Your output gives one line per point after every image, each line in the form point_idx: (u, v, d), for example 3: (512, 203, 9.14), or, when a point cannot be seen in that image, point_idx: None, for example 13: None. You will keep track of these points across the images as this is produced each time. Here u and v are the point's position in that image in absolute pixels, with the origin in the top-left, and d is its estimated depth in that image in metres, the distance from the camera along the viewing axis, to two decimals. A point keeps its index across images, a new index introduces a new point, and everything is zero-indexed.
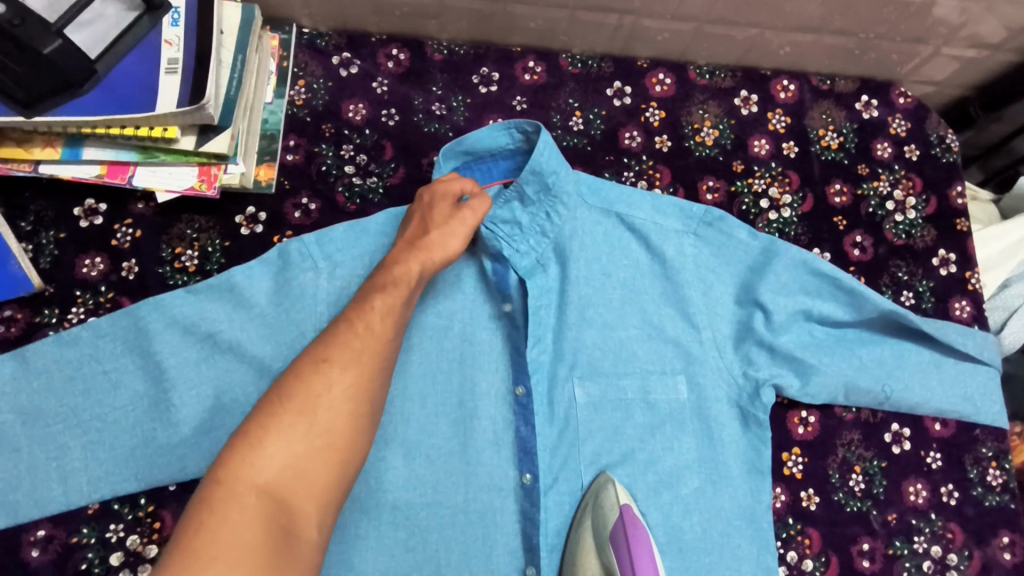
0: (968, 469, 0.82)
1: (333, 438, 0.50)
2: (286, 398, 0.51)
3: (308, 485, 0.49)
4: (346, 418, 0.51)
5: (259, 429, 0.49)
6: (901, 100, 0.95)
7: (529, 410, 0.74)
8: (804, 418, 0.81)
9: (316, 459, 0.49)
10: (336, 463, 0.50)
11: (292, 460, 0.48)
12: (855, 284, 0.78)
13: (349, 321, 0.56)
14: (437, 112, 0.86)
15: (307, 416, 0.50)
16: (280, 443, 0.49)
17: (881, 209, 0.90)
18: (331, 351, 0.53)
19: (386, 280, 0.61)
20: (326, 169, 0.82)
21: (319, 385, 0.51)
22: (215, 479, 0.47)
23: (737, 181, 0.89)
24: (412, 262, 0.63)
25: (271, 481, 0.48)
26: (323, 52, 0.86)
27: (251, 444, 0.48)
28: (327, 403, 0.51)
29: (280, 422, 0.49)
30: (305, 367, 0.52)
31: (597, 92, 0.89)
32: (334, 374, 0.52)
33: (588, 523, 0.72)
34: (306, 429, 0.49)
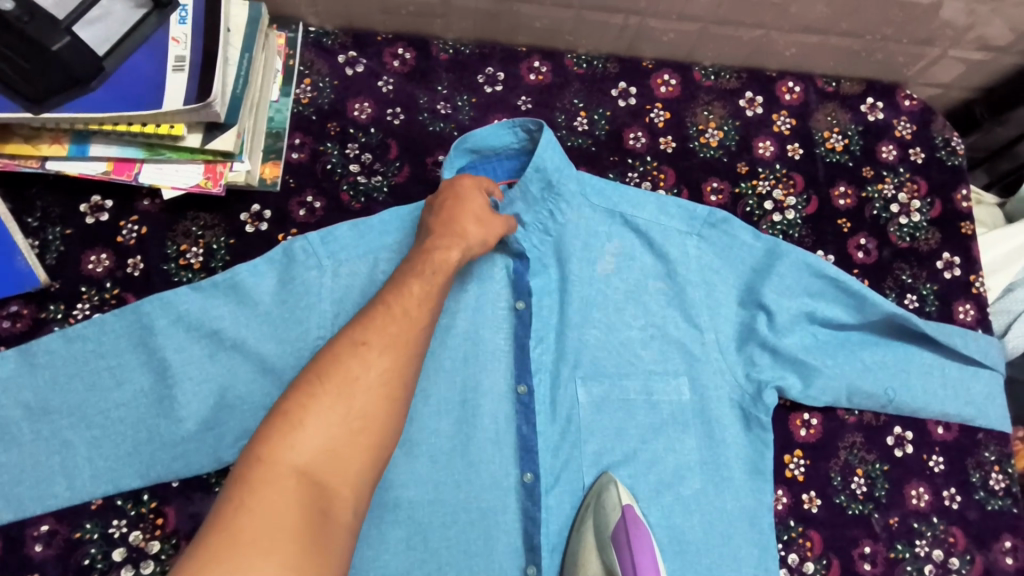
0: (971, 473, 0.82)
1: (370, 422, 0.51)
2: (324, 378, 0.51)
3: (344, 467, 0.49)
4: (381, 402, 0.52)
5: (298, 409, 0.50)
6: (907, 102, 0.95)
7: (531, 409, 0.75)
8: (806, 421, 0.81)
9: (353, 442, 0.50)
10: (371, 446, 0.51)
11: (329, 442, 0.49)
12: (860, 286, 0.78)
13: (384, 305, 0.57)
14: (442, 111, 0.86)
15: (344, 399, 0.50)
16: (318, 424, 0.49)
17: (886, 212, 0.90)
18: (368, 334, 0.54)
19: (422, 266, 0.62)
20: (331, 168, 0.82)
21: (356, 368, 0.52)
22: (253, 458, 0.48)
23: (741, 183, 0.89)
24: (452, 250, 0.64)
25: (309, 462, 0.48)
26: (329, 51, 0.86)
27: (289, 424, 0.49)
28: (363, 386, 0.51)
29: (318, 403, 0.50)
30: (342, 350, 0.53)
31: (602, 93, 0.89)
32: (370, 357, 0.53)
33: (590, 523, 0.73)
34: (342, 412, 0.50)
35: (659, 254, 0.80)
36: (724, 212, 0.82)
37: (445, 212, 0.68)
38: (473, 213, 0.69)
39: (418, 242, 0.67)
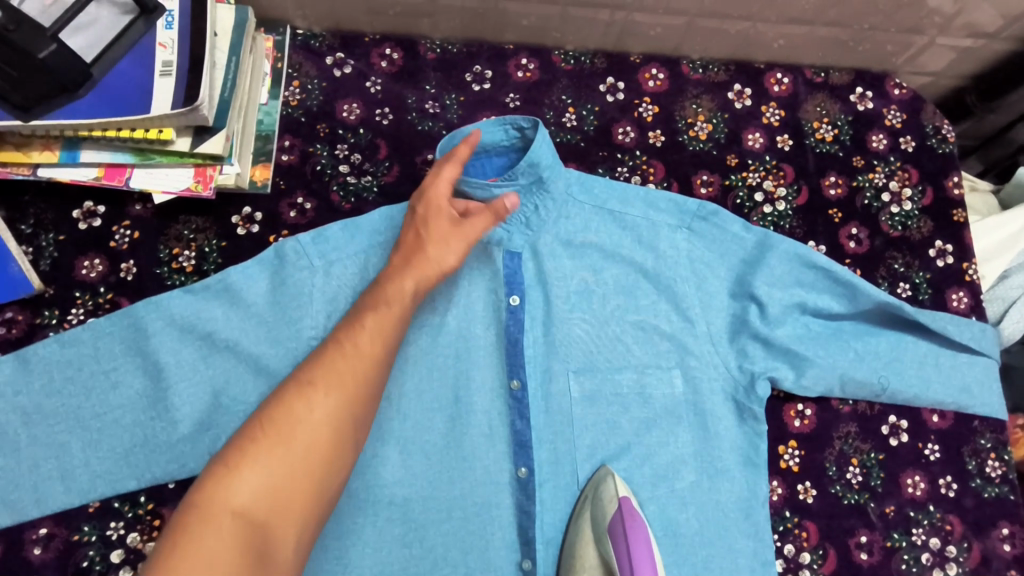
0: (967, 461, 0.82)
1: (313, 465, 0.49)
2: (268, 420, 0.50)
3: (285, 511, 0.48)
4: (326, 442, 0.50)
5: (239, 452, 0.48)
6: (897, 91, 0.94)
7: (524, 404, 0.75)
8: (800, 411, 0.81)
9: (296, 484, 0.48)
10: (315, 487, 0.49)
11: (268, 484, 0.47)
12: (851, 276, 0.78)
13: (336, 342, 0.55)
14: (430, 111, 0.86)
15: (286, 442, 0.49)
16: (257, 468, 0.47)
17: (877, 201, 0.90)
18: (316, 374, 0.52)
19: (378, 300, 0.59)
20: (320, 169, 0.83)
21: (301, 407, 0.50)
22: (193, 501, 0.47)
23: (731, 175, 0.89)
24: (406, 280, 0.61)
25: (247, 506, 0.46)
26: (317, 52, 0.86)
27: (230, 467, 0.48)
28: (310, 426, 0.50)
29: (260, 446, 0.48)
30: (290, 389, 0.51)
31: (590, 88, 0.90)
32: (317, 397, 0.51)
33: (587, 515, 0.73)
34: (283, 455, 0.48)
35: (649, 250, 0.80)
36: (713, 205, 0.82)
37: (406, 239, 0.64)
38: (434, 238, 0.64)
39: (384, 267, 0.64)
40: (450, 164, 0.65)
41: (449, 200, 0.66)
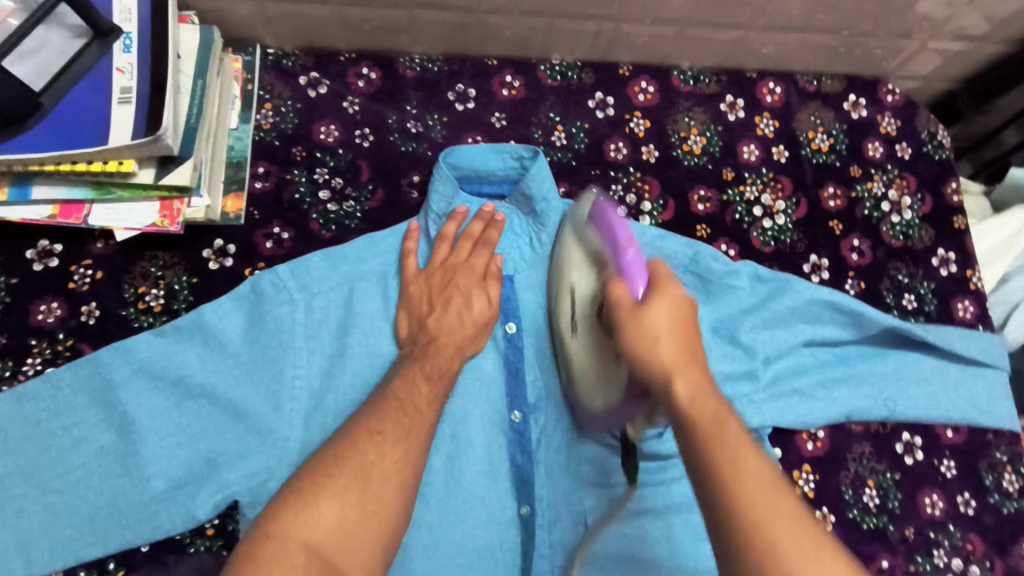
0: (983, 476, 0.79)
1: (382, 504, 0.59)
2: (341, 460, 0.59)
3: (356, 546, 0.56)
4: (392, 485, 0.60)
5: (314, 489, 0.57)
6: (890, 97, 0.92)
7: (525, 437, 0.71)
8: (813, 433, 0.78)
9: (365, 522, 0.57)
10: (379, 526, 0.58)
11: (341, 520, 0.56)
12: (861, 307, 0.75)
13: (396, 401, 0.64)
14: (412, 131, 0.81)
15: (359, 481, 0.59)
16: (333, 503, 0.57)
17: (877, 211, 0.87)
18: (383, 425, 0.62)
19: (429, 366, 0.67)
20: (299, 198, 0.77)
21: (371, 454, 0.60)
22: (270, 532, 0.55)
23: (728, 190, 0.85)
24: (451, 356, 0.69)
25: (320, 536, 0.55)
26: (290, 72, 0.82)
27: (305, 501, 0.57)
28: (378, 469, 0.60)
29: (335, 484, 0.58)
30: (359, 436, 0.61)
31: (579, 105, 0.85)
32: (385, 446, 0.61)
33: (569, 232, 0.70)
34: (356, 493, 0.58)
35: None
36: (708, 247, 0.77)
37: (420, 309, 0.71)
38: (447, 318, 0.70)
39: (417, 335, 0.70)
40: (483, 248, 0.73)
41: (462, 270, 0.72)
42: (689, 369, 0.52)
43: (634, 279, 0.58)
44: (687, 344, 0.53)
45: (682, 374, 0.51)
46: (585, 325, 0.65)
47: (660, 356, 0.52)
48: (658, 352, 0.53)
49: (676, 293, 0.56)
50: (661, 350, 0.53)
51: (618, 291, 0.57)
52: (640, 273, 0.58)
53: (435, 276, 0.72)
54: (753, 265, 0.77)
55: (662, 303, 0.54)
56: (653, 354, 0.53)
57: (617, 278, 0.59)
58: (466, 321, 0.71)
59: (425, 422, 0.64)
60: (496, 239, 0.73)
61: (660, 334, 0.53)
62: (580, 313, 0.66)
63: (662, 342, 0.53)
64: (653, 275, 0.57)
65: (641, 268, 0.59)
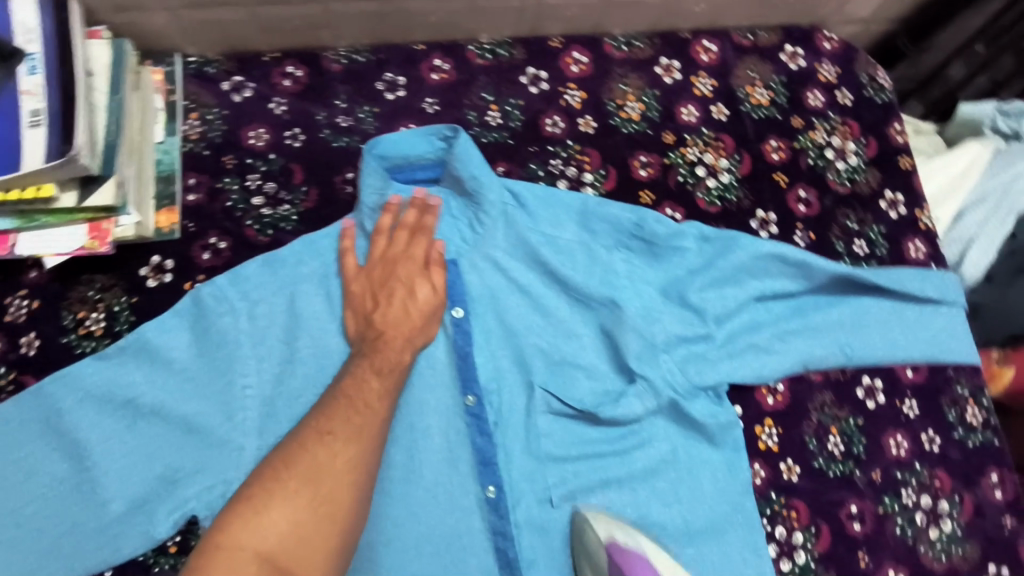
0: (947, 411, 0.79)
1: (334, 504, 0.60)
2: (290, 465, 0.60)
3: (309, 548, 0.58)
4: (343, 488, 0.61)
5: (264, 496, 0.59)
6: (828, 44, 0.91)
7: (482, 420, 0.70)
8: (772, 388, 0.78)
9: (318, 524, 0.59)
10: (332, 527, 0.59)
11: (293, 525, 0.58)
12: (804, 256, 0.76)
13: (346, 398, 0.64)
14: (343, 125, 0.80)
15: (308, 485, 0.60)
16: (283, 509, 0.58)
17: (821, 159, 0.86)
18: (333, 426, 0.62)
19: (381, 362, 0.67)
20: (231, 205, 0.76)
21: (322, 456, 0.61)
22: (221, 541, 0.56)
23: (669, 153, 0.84)
24: (402, 349, 0.69)
25: (272, 544, 0.57)
26: (212, 79, 0.80)
27: (256, 508, 0.58)
28: (329, 472, 0.60)
29: (285, 490, 0.59)
30: (309, 438, 0.62)
31: (511, 82, 0.84)
32: (336, 446, 0.61)
33: (590, 572, 0.68)
34: (306, 497, 0.59)
35: (589, 277, 0.74)
36: (649, 211, 0.76)
37: (364, 305, 0.70)
38: (393, 312, 0.70)
39: (364, 333, 0.69)
40: (420, 236, 0.72)
41: (402, 260, 0.72)
42: None
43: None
44: None
45: None
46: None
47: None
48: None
49: None
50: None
51: None
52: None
53: (376, 270, 0.71)
54: (698, 225, 0.77)
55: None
56: None
57: None
58: (413, 312, 0.70)
59: (379, 418, 0.64)
60: (432, 225, 0.73)
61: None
62: None
63: None
64: None
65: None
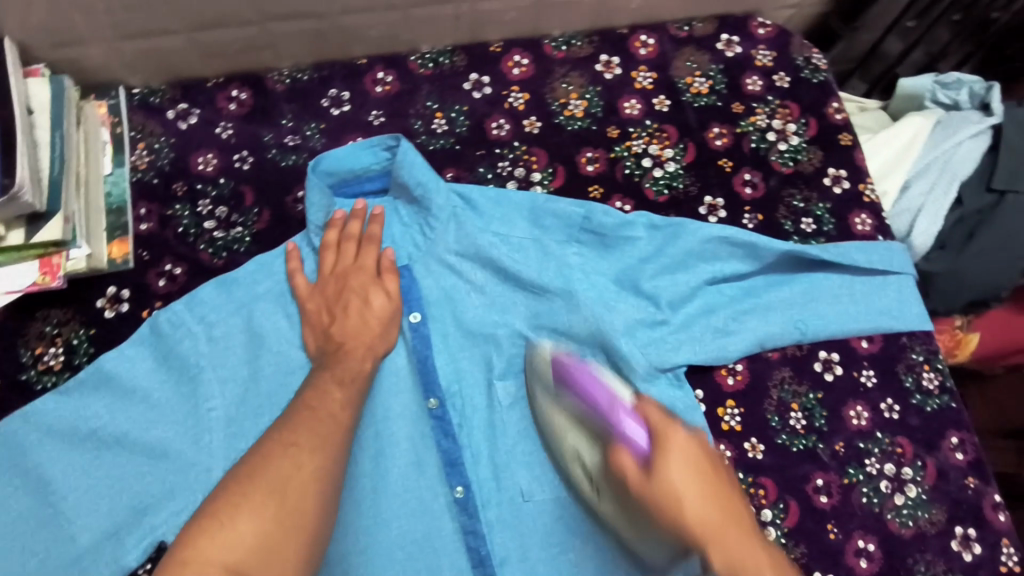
0: (903, 378, 0.81)
1: (304, 513, 0.56)
2: (255, 477, 0.57)
3: (279, 560, 0.53)
4: (311, 496, 0.57)
5: (228, 508, 0.55)
6: (761, 30, 0.94)
7: (446, 422, 0.72)
8: (731, 368, 0.79)
9: (287, 534, 0.55)
10: (303, 537, 0.55)
11: (262, 536, 0.53)
12: (749, 236, 0.78)
13: (309, 409, 0.63)
14: (291, 144, 0.81)
15: (275, 494, 0.56)
16: (250, 519, 0.54)
17: (764, 142, 0.89)
18: (298, 436, 0.60)
19: (341, 372, 0.68)
20: (183, 231, 0.77)
21: (288, 464, 0.58)
22: (180, 559, 0.51)
23: (615, 147, 0.86)
24: (363, 359, 0.69)
25: (239, 558, 0.52)
26: (158, 109, 0.81)
27: (219, 521, 0.54)
28: (296, 480, 0.58)
29: (251, 500, 0.55)
30: (273, 449, 0.59)
31: (455, 89, 0.86)
32: (302, 454, 0.59)
33: (539, 391, 0.70)
34: (273, 507, 0.55)
35: (542, 272, 0.75)
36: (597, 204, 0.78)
37: (321, 319, 0.71)
38: (350, 322, 0.70)
39: (323, 346, 0.70)
40: (370, 245, 0.73)
41: (354, 271, 0.73)
42: (722, 525, 0.48)
43: (631, 432, 0.54)
44: (715, 498, 0.50)
45: (718, 539, 0.48)
46: (606, 489, 0.62)
47: (692, 524, 0.49)
48: (683, 506, 0.49)
49: (682, 440, 0.52)
50: (677, 481, 0.50)
51: (621, 455, 0.53)
52: (640, 437, 0.53)
53: (329, 285, 0.72)
54: (647, 214, 0.79)
55: (672, 456, 0.51)
56: (681, 516, 0.49)
57: (618, 440, 0.55)
58: (370, 321, 0.71)
59: (340, 426, 0.63)
60: (380, 234, 0.74)
61: (681, 491, 0.49)
62: (591, 472, 0.63)
63: (688, 503, 0.49)
64: (654, 429, 0.53)
65: (638, 425, 0.54)
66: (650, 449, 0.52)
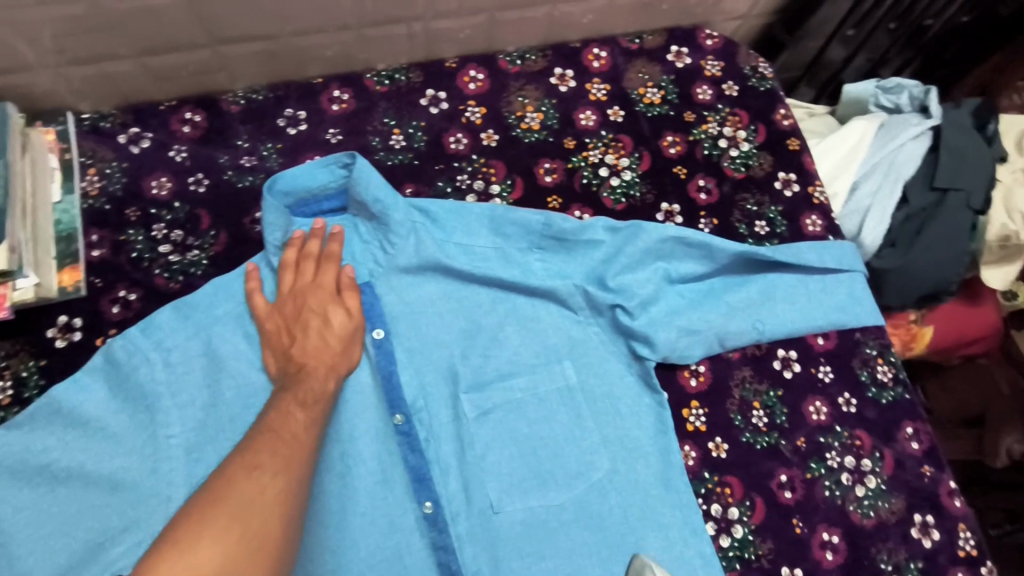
0: (859, 372, 0.83)
1: (270, 537, 0.54)
2: (219, 502, 0.55)
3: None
4: (275, 520, 0.55)
5: (191, 533, 0.52)
6: (710, 41, 0.97)
7: (412, 437, 0.71)
8: (694, 370, 0.80)
9: (252, 559, 0.52)
10: (267, 562, 0.53)
11: (227, 561, 0.51)
12: (706, 238, 0.80)
13: (270, 432, 0.61)
14: (247, 165, 0.81)
15: (239, 519, 0.54)
16: (215, 544, 0.51)
17: (716, 149, 0.91)
18: (261, 458, 0.58)
19: (302, 394, 0.66)
20: (137, 256, 0.76)
21: (252, 488, 0.56)
22: None
23: (572, 157, 0.87)
24: (326, 378, 0.69)
25: None
26: (109, 134, 0.80)
27: (181, 547, 0.51)
28: (261, 503, 0.55)
29: (215, 525, 0.53)
30: (234, 473, 0.57)
31: (411, 105, 0.86)
32: (266, 478, 0.57)
33: None
34: (238, 532, 0.53)
35: (504, 279, 0.76)
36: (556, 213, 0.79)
37: (281, 340, 0.70)
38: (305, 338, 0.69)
39: (284, 367, 0.69)
40: (329, 263, 0.73)
41: (313, 292, 0.72)
42: None
43: None
44: None
45: None
46: None
47: None
48: None
49: None
50: None
51: None
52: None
53: (287, 306, 0.71)
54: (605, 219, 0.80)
55: None
56: None
57: None
58: (334, 339, 0.71)
59: (305, 449, 0.62)
60: (340, 251, 0.74)
61: None
62: None
63: None
64: None
65: None
66: None
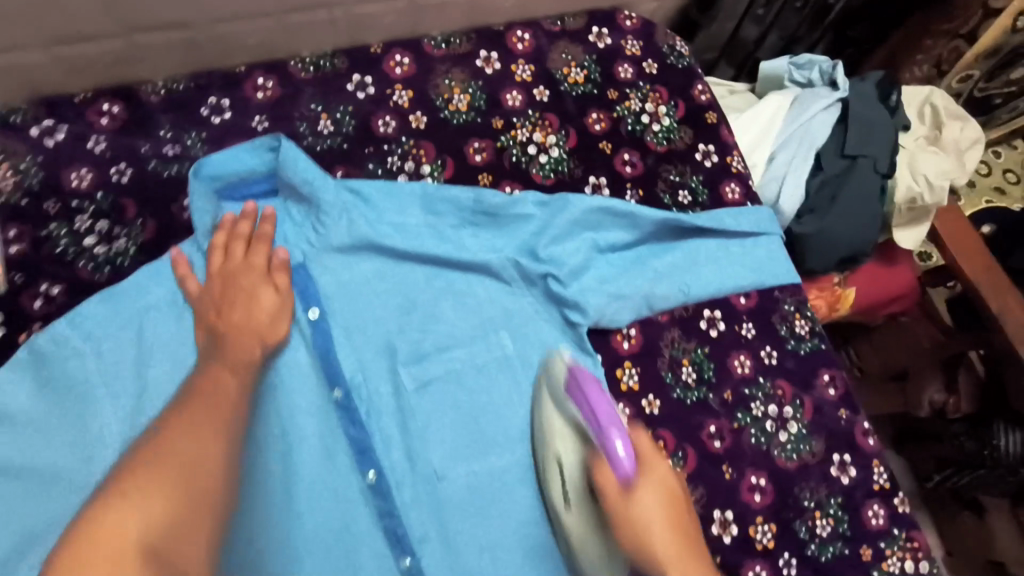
0: (778, 327, 0.88)
1: (213, 494, 0.53)
2: (161, 454, 0.52)
3: (187, 539, 0.49)
4: (216, 482, 0.54)
5: (134, 480, 0.49)
6: (629, 22, 1.01)
7: (352, 410, 0.73)
8: (625, 333, 0.83)
9: (198, 511, 0.50)
10: (211, 519, 0.51)
11: (173, 506, 0.49)
12: (631, 207, 0.84)
13: (209, 396, 0.61)
14: (171, 154, 0.80)
15: (185, 471, 0.52)
16: (161, 489, 0.49)
17: (639, 124, 0.95)
18: (202, 422, 0.57)
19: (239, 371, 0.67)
20: (61, 249, 0.74)
21: (194, 446, 0.55)
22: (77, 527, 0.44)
23: (501, 137, 0.90)
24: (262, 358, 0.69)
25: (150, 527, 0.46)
26: (20, 127, 0.77)
27: (120, 493, 0.48)
28: (205, 462, 0.54)
29: (161, 473, 0.50)
30: (175, 432, 0.55)
31: (337, 90, 0.87)
32: (209, 439, 0.56)
33: (546, 396, 0.72)
34: (184, 482, 0.51)
35: (438, 253, 0.78)
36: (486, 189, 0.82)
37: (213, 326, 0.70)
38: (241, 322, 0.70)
39: None
40: (262, 245, 0.74)
41: (245, 276, 0.72)
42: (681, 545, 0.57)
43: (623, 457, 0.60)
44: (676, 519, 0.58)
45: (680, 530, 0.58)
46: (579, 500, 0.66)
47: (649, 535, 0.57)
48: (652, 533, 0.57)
49: (663, 473, 0.60)
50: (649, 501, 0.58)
51: (607, 479, 0.60)
52: (629, 457, 0.59)
53: (217, 292, 0.71)
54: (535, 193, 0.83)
55: (652, 484, 0.59)
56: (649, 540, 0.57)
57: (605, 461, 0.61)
58: (269, 321, 0.71)
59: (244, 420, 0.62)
60: (272, 233, 0.75)
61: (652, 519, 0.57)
62: (573, 488, 0.67)
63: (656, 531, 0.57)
64: (638, 454, 0.60)
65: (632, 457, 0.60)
66: (635, 472, 0.59)
